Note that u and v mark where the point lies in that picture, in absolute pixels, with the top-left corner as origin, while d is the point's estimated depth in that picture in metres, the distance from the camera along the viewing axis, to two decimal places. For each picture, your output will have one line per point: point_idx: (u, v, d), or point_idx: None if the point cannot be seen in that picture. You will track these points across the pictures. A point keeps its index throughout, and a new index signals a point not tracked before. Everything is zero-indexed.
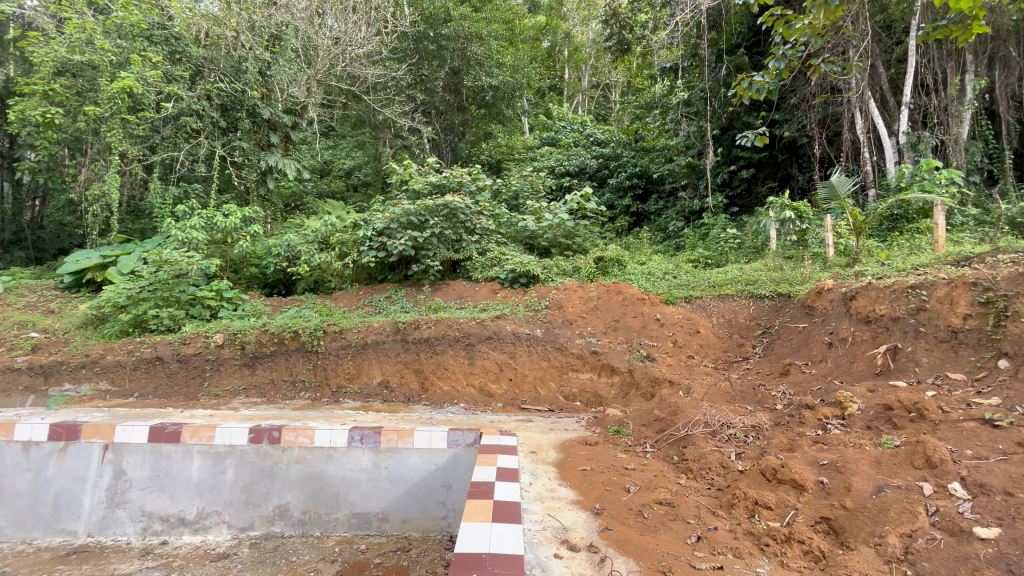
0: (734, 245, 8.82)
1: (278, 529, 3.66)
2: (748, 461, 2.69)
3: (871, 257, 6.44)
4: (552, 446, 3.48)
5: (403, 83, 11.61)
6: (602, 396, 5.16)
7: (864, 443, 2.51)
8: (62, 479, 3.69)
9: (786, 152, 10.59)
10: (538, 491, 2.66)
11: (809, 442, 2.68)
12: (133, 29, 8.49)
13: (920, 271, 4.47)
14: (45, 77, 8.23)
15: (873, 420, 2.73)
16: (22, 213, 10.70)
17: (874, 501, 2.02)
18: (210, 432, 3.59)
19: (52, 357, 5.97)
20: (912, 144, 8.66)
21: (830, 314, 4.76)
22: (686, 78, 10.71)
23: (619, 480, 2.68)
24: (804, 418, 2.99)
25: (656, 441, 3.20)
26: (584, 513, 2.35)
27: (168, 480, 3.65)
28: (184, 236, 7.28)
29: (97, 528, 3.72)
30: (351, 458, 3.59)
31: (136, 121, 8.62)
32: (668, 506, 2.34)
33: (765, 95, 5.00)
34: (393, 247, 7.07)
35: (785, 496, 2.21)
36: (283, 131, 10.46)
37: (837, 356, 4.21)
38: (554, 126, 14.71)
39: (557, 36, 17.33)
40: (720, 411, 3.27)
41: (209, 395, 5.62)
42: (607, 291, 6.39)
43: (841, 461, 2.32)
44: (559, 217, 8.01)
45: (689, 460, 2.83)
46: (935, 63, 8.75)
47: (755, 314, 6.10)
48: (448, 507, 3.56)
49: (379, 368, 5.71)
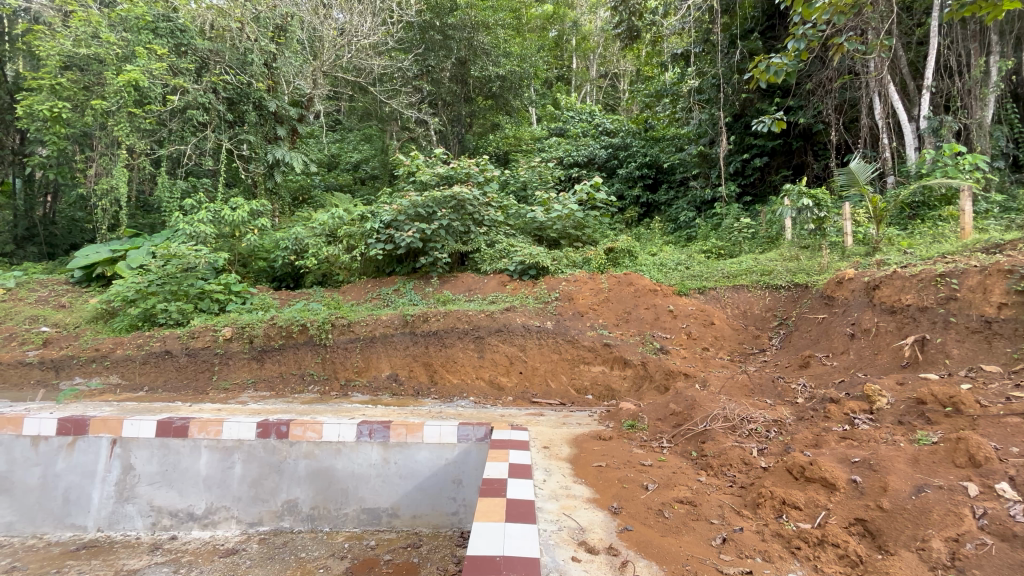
0: (747, 235, 8.62)
1: (287, 524, 3.62)
2: (772, 458, 2.57)
3: (892, 246, 6.25)
4: (565, 442, 3.37)
5: (409, 74, 11.53)
6: (614, 389, 5.05)
7: (897, 439, 2.38)
8: (72, 474, 3.67)
9: (801, 139, 10.33)
10: (552, 489, 2.56)
11: (835, 438, 2.56)
12: (138, 21, 8.38)
13: (947, 259, 4.29)
14: (52, 71, 8.21)
15: (905, 416, 2.59)
16: (34, 209, 10.74)
17: (914, 502, 1.89)
18: (217, 426, 3.54)
19: (63, 352, 5.98)
20: (935, 129, 8.37)
21: (852, 305, 4.59)
22: (698, 65, 10.50)
23: (637, 477, 2.58)
24: (830, 412, 2.85)
25: (673, 437, 3.08)
26: (601, 513, 2.26)
27: (176, 475, 3.62)
28: (192, 230, 7.25)
29: (106, 522, 3.69)
30: (360, 452, 3.52)
31: (143, 114, 8.58)
32: (689, 505, 2.24)
33: (783, 78, 4.76)
34: (401, 240, 6.97)
35: (815, 495, 2.09)
36: (290, 124, 10.33)
37: (860, 348, 4.06)
38: (562, 116, 14.48)
39: (564, 25, 17.01)
40: (739, 404, 3.14)
41: (218, 388, 5.62)
42: (619, 282, 6.25)
43: (875, 459, 2.19)
44: (568, 208, 7.85)
45: (708, 456, 2.72)
46: (958, 44, 8.40)
47: (771, 306, 5.94)
48: (459, 503, 3.50)
49: (387, 362, 5.65)
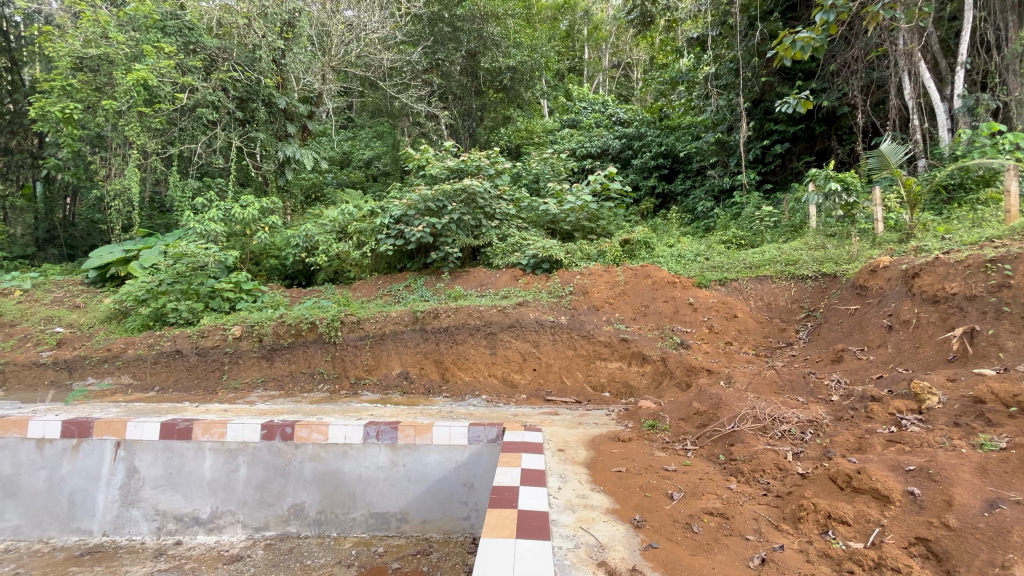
0: (769, 224, 8.27)
1: (294, 529, 3.50)
2: (810, 464, 2.34)
3: (927, 232, 5.89)
4: (582, 444, 3.17)
5: (418, 67, 11.29)
6: (632, 386, 4.84)
7: (955, 444, 2.13)
8: (77, 477, 3.60)
9: (825, 123, 9.88)
10: (567, 498, 2.37)
11: (882, 442, 2.33)
12: (146, 21, 8.54)
13: (995, 244, 3.98)
14: (63, 72, 8.18)
15: (961, 416, 2.34)
16: (54, 212, 10.84)
17: (987, 520, 1.66)
18: (221, 428, 3.43)
19: (76, 352, 5.97)
20: (970, 109, 7.94)
21: (888, 294, 4.30)
22: (715, 49, 10.15)
23: (660, 484, 2.37)
24: (872, 412, 2.61)
25: (698, 439, 2.87)
26: (622, 526, 2.07)
27: (181, 478, 3.52)
28: (202, 228, 7.12)
29: (111, 527, 3.61)
30: (367, 455, 3.37)
31: (152, 114, 8.54)
32: (721, 518, 2.03)
33: (810, 54, 4.44)
34: (411, 235, 6.78)
35: (864, 508, 1.87)
36: (300, 121, 10.26)
37: (899, 341, 3.78)
38: (574, 107, 14.08)
39: (575, 15, 16.61)
40: (769, 403, 2.91)
41: (228, 388, 5.54)
42: (635, 275, 6.01)
43: (934, 467, 1.94)
44: (581, 199, 7.60)
45: (738, 461, 2.50)
46: (997, 16, 7.84)
47: (797, 297, 5.64)
48: (471, 507, 3.33)
49: (398, 360, 5.51)
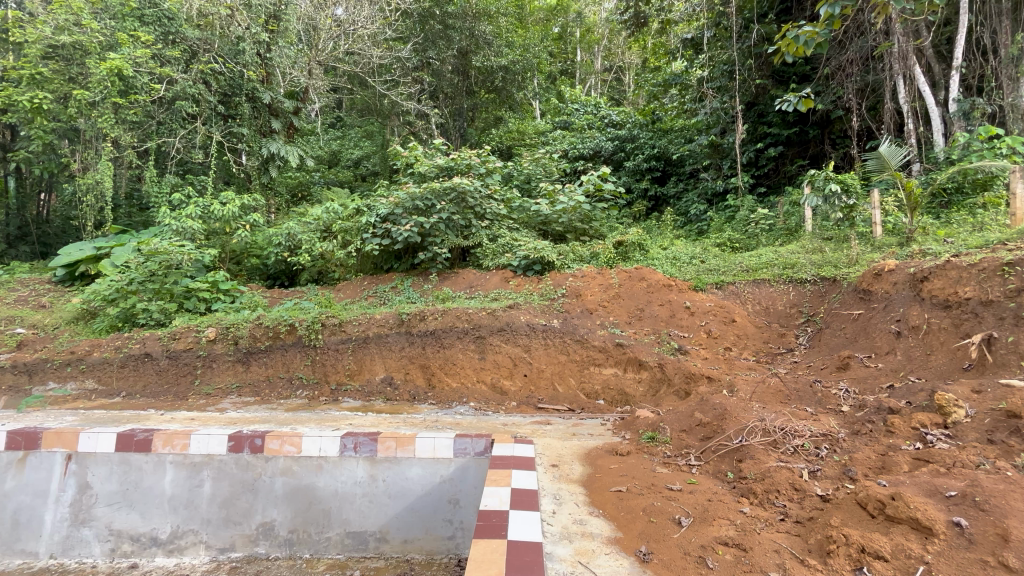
0: (765, 227, 8.13)
1: (262, 550, 3.21)
2: (830, 484, 2.14)
3: (928, 235, 5.77)
4: (576, 457, 2.93)
5: (408, 64, 11.00)
6: (628, 394, 4.61)
7: (996, 466, 1.94)
8: (21, 494, 3.27)
9: (819, 127, 9.81)
10: (564, 524, 2.12)
11: (908, 460, 2.13)
12: (123, 8, 8.04)
13: (1007, 247, 3.82)
14: (33, 60, 7.72)
15: (995, 432, 2.15)
16: (27, 208, 10.41)
17: None
18: (184, 440, 3.11)
19: (36, 355, 5.56)
20: (965, 113, 7.83)
21: (895, 299, 4.15)
22: (709, 51, 10.08)
23: (666, 507, 2.14)
24: (894, 426, 2.42)
25: (702, 453, 2.64)
26: (626, 561, 1.84)
27: (138, 495, 3.21)
28: (178, 225, 6.77)
29: (60, 548, 3.31)
30: (343, 469, 3.09)
31: (127, 105, 8.13)
32: (738, 550, 1.81)
33: (814, 49, 4.07)
34: (398, 234, 6.47)
35: (904, 542, 1.66)
36: (285, 117, 9.93)
37: (909, 348, 3.61)
38: (566, 109, 13.85)
39: (568, 17, 16.45)
40: (779, 415, 2.70)
41: (199, 394, 5.20)
42: (630, 277, 5.79)
43: (980, 493, 1.74)
44: (575, 200, 7.34)
45: (749, 480, 2.28)
46: (993, 20, 7.75)
47: (796, 301, 5.47)
48: (456, 526, 3.08)
49: (382, 364, 5.23)
